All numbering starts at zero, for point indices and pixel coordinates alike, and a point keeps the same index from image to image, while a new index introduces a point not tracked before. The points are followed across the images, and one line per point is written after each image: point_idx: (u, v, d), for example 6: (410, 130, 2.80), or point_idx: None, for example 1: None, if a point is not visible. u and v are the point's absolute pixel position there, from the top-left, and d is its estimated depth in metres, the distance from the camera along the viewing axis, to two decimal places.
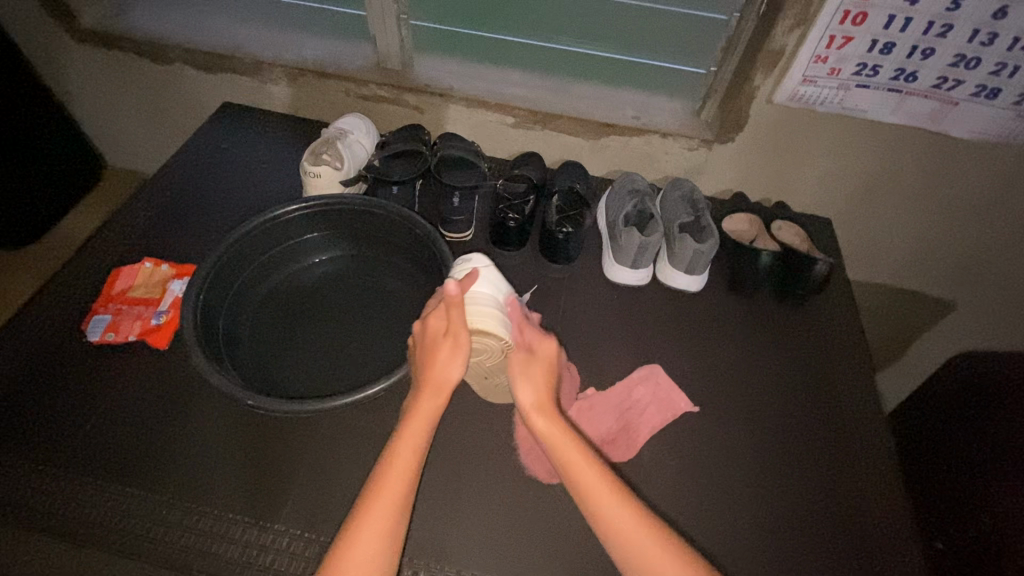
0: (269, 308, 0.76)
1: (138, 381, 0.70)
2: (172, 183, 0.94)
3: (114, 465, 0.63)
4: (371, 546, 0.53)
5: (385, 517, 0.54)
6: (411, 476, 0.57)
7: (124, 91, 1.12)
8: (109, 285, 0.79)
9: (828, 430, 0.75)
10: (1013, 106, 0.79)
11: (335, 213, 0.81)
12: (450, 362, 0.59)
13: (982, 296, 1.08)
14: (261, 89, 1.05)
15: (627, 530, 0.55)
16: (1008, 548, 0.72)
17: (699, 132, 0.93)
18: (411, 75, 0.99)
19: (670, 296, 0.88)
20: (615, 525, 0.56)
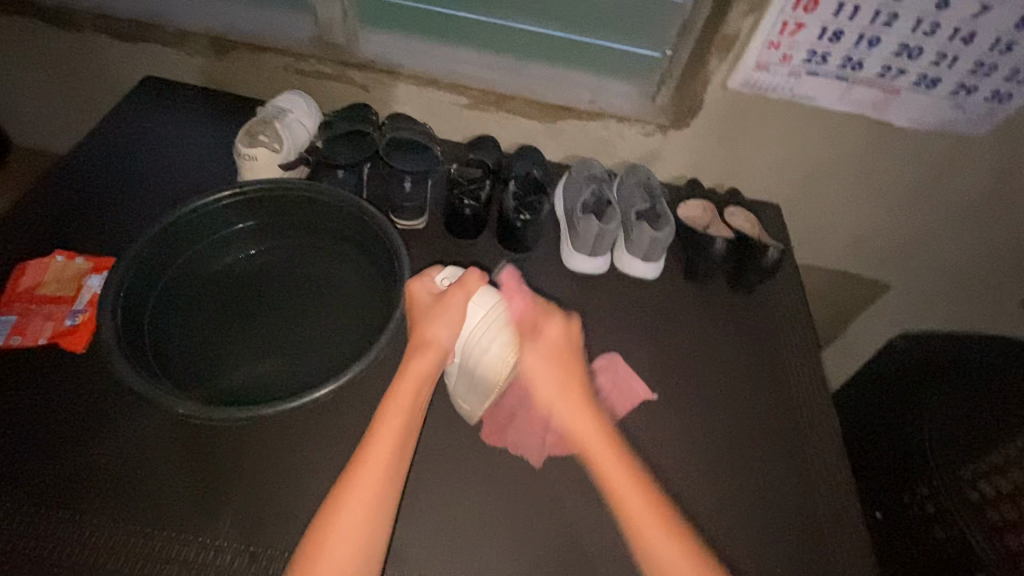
0: (203, 305, 0.70)
1: (51, 389, 0.63)
2: (85, 167, 0.84)
3: (25, 485, 0.57)
4: (359, 514, 0.52)
5: (382, 469, 0.54)
6: (399, 440, 0.56)
7: (24, 61, 0.99)
8: (12, 282, 0.70)
9: (780, 412, 0.77)
10: (950, 95, 0.83)
11: (273, 199, 0.75)
12: (447, 323, 0.62)
13: (915, 278, 1.14)
14: (187, 63, 0.96)
15: (644, 515, 0.55)
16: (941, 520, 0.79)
17: (655, 117, 0.93)
18: (355, 52, 0.93)
19: (628, 283, 0.87)
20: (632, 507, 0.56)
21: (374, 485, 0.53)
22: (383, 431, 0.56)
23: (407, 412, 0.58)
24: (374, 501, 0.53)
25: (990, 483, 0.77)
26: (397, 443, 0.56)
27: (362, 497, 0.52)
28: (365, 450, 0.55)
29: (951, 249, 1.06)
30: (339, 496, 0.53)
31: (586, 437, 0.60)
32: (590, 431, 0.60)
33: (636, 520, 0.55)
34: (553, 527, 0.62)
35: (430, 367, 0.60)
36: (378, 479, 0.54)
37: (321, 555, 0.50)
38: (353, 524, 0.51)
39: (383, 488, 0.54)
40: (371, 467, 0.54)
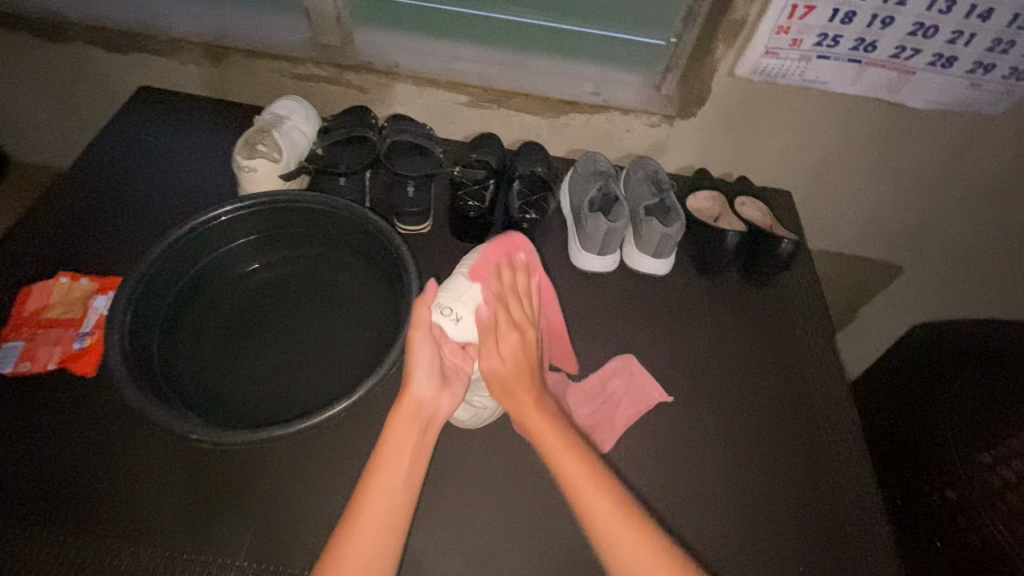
0: (210, 323, 0.69)
1: (64, 414, 0.63)
2: (84, 183, 0.83)
3: (43, 512, 0.57)
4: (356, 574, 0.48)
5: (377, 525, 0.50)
6: (396, 498, 0.51)
7: (17, 76, 0.98)
8: (18, 306, 0.69)
9: (799, 408, 0.76)
10: (967, 74, 0.80)
11: (275, 211, 0.74)
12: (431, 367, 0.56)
13: (930, 260, 1.11)
14: (181, 72, 0.94)
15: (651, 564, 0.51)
16: (975, 520, 0.75)
17: (660, 108, 0.90)
18: (352, 53, 0.91)
19: (638, 280, 0.86)
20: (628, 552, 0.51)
21: (366, 545, 0.49)
22: (374, 487, 0.51)
23: (398, 482, 0.52)
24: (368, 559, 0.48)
25: (1006, 469, 0.74)
26: (395, 496, 0.51)
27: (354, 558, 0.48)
28: (358, 511, 0.50)
29: (967, 230, 1.04)
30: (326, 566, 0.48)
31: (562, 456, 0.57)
32: (574, 468, 0.56)
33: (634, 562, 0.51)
34: (574, 534, 0.62)
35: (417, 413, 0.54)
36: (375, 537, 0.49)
37: None
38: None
39: (378, 545, 0.49)
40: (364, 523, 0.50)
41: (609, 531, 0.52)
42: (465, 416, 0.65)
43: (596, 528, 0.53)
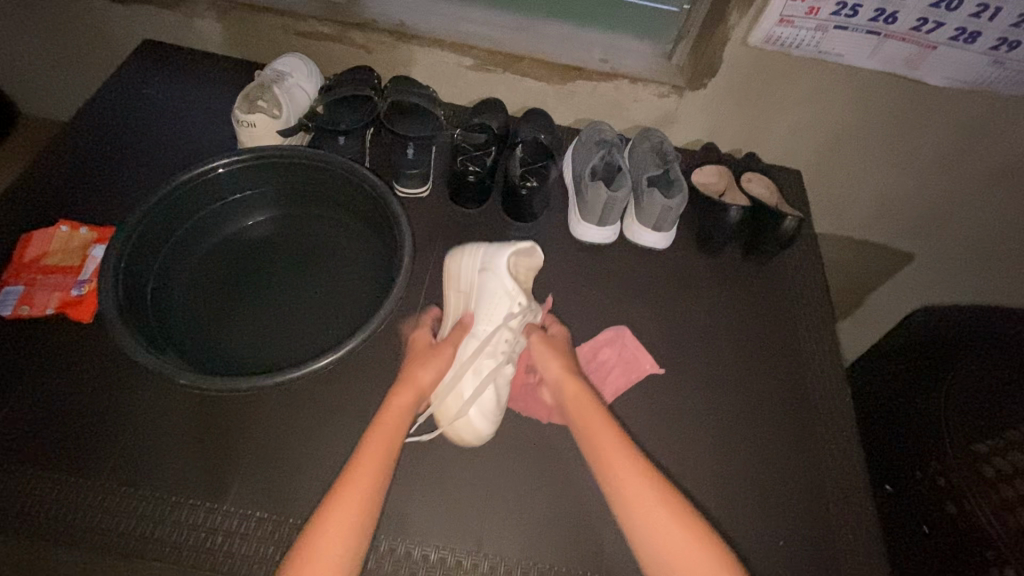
0: (205, 276, 0.70)
1: (60, 357, 0.64)
2: (85, 135, 0.83)
3: (39, 449, 0.58)
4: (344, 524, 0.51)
5: (369, 472, 0.54)
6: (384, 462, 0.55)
7: (23, 24, 0.97)
8: (19, 252, 0.70)
9: (793, 388, 0.75)
10: (991, 51, 0.77)
11: (272, 166, 0.74)
12: (430, 363, 0.63)
13: (942, 247, 1.09)
14: (185, 25, 0.92)
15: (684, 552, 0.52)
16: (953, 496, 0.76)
17: (670, 78, 0.88)
18: (357, 11, 0.89)
19: (637, 254, 0.85)
20: (664, 542, 0.53)
21: (361, 487, 0.53)
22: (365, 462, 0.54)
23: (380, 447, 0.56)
24: (360, 497, 0.52)
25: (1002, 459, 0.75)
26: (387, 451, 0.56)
27: (348, 498, 0.52)
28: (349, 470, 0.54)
29: (980, 217, 1.01)
30: (328, 504, 0.52)
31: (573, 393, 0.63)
32: (607, 440, 0.59)
33: (671, 558, 0.52)
34: (558, 494, 0.63)
35: (412, 403, 0.60)
36: (360, 507, 0.52)
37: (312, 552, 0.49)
38: (341, 524, 0.51)
39: (369, 490, 0.53)
40: (361, 469, 0.54)
41: (630, 496, 0.55)
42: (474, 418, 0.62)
43: (628, 502, 0.55)
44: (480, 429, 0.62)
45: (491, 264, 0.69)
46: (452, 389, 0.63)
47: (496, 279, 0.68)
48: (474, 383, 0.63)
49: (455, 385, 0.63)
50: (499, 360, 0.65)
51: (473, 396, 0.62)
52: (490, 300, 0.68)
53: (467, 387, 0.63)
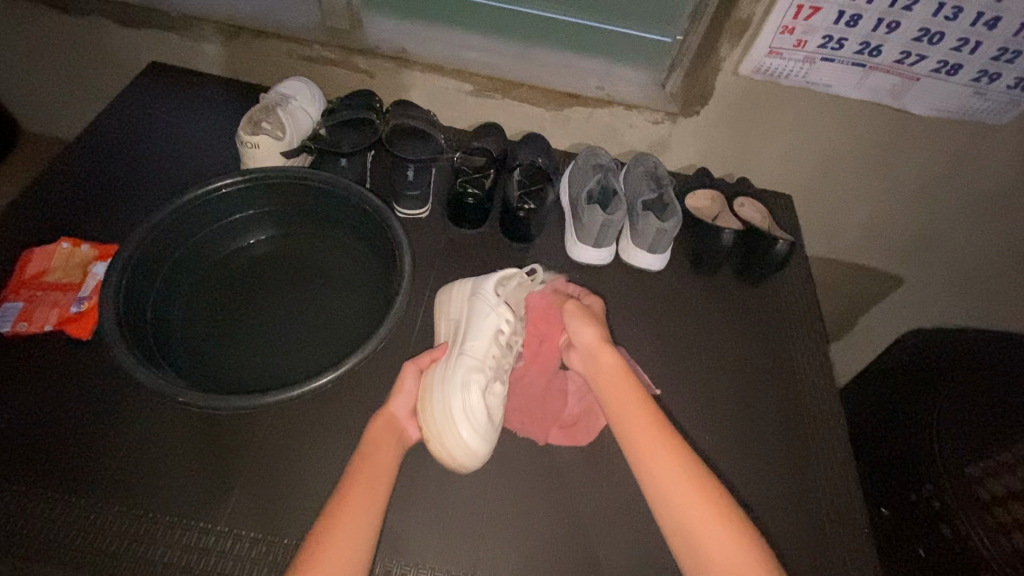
0: (205, 294, 0.71)
1: (56, 374, 0.64)
2: (90, 154, 0.84)
3: (32, 468, 0.58)
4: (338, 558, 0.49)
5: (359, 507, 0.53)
6: (375, 496, 0.54)
7: (31, 46, 0.99)
8: (19, 269, 0.71)
9: (788, 409, 0.76)
10: (972, 83, 0.80)
11: (273, 187, 0.75)
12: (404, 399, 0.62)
13: (932, 271, 1.11)
14: (192, 49, 0.95)
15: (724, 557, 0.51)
16: (950, 515, 0.76)
17: (664, 105, 0.90)
18: (360, 37, 0.91)
19: (633, 276, 0.86)
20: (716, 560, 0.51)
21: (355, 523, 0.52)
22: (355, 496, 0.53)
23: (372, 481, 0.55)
24: (358, 530, 0.51)
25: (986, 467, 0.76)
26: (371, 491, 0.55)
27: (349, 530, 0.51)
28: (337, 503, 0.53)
29: (967, 241, 1.04)
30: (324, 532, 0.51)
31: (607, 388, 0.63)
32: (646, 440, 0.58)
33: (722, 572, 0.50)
34: (554, 515, 0.63)
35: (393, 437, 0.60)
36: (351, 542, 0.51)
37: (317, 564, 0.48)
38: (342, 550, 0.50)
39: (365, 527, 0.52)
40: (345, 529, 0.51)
41: (681, 510, 0.54)
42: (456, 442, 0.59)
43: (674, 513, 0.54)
44: (468, 446, 0.59)
45: (481, 290, 0.68)
46: (439, 409, 0.59)
47: (487, 304, 0.66)
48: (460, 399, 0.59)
49: (444, 401, 0.59)
50: (485, 377, 0.62)
51: (460, 411, 0.59)
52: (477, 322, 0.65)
53: (457, 404, 0.59)
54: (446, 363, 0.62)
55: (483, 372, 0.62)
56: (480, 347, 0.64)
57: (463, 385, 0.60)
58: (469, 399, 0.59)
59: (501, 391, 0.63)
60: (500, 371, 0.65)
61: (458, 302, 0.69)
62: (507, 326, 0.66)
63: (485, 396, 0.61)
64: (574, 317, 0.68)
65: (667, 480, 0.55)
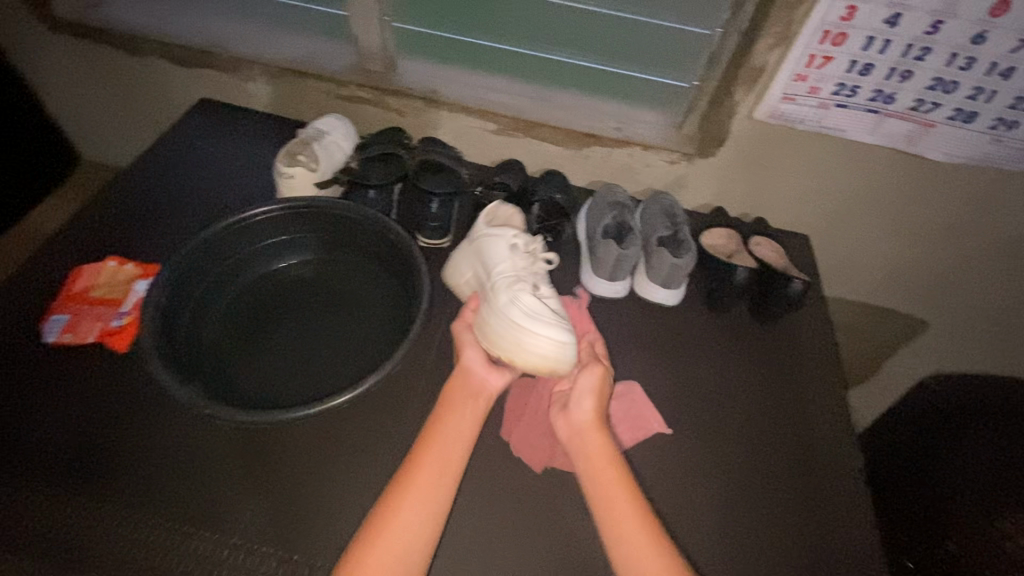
0: (238, 313, 0.75)
1: (94, 385, 0.68)
2: (140, 180, 0.91)
3: (65, 473, 0.61)
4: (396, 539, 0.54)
5: (422, 500, 0.56)
6: (443, 470, 0.58)
7: (95, 82, 1.09)
8: (69, 284, 0.76)
9: (801, 450, 0.75)
10: (989, 130, 0.80)
11: (306, 215, 0.80)
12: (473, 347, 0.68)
13: (957, 316, 1.08)
14: (239, 87, 1.02)
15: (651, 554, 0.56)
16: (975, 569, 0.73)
17: (680, 146, 0.93)
18: (393, 78, 0.97)
19: (647, 310, 0.87)
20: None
21: (419, 509, 0.56)
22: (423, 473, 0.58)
23: (445, 456, 0.59)
24: (421, 518, 0.55)
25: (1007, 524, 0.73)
26: (441, 472, 0.58)
27: (412, 513, 0.55)
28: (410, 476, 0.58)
29: (992, 287, 1.02)
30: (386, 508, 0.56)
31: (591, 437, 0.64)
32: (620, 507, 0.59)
33: None
34: (560, 546, 0.62)
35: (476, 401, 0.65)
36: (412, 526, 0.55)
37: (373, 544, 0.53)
38: (397, 537, 0.54)
39: (425, 518, 0.56)
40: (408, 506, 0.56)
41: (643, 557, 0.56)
42: (539, 344, 0.64)
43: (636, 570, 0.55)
44: (549, 346, 0.64)
45: (477, 239, 0.74)
46: (507, 332, 0.65)
47: (492, 234, 0.73)
48: (520, 309, 0.65)
49: (505, 322, 0.65)
50: (528, 283, 0.68)
51: (524, 316, 0.65)
52: (492, 254, 0.71)
53: (514, 314, 0.65)
54: (486, 297, 0.69)
55: (520, 280, 0.68)
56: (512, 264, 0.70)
57: (513, 302, 0.66)
58: (523, 302, 0.66)
59: (549, 292, 0.69)
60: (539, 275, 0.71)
61: (465, 262, 0.76)
62: (516, 238, 0.72)
63: (537, 298, 0.67)
64: (588, 386, 0.67)
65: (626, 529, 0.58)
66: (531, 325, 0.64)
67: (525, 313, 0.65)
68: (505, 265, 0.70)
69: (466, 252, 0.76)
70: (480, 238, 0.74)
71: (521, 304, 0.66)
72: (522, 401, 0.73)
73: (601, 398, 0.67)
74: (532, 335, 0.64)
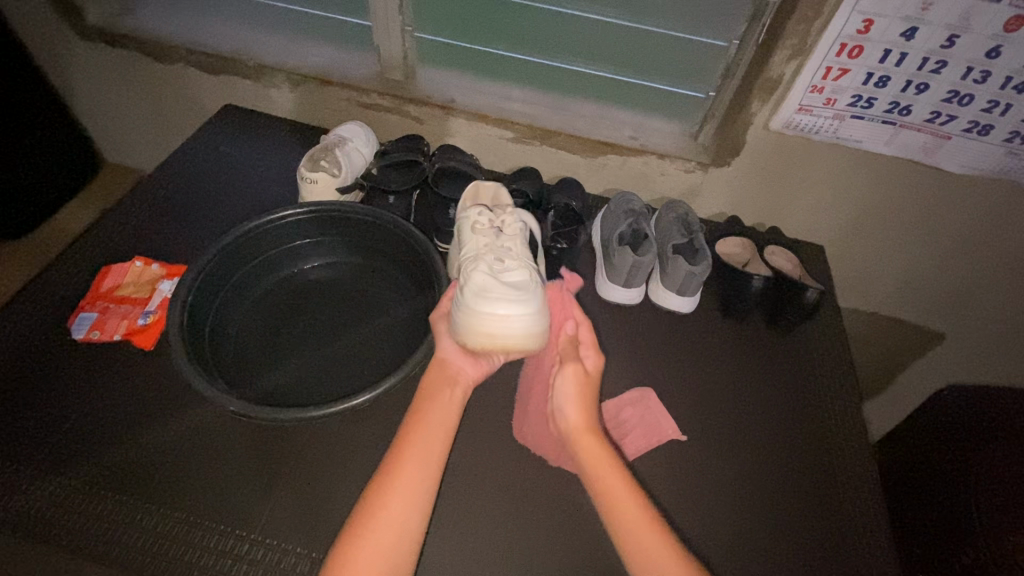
0: (261, 313, 0.77)
1: (120, 381, 0.70)
2: (166, 183, 0.93)
3: (91, 466, 0.63)
4: (380, 541, 0.53)
5: (404, 503, 0.55)
6: (421, 467, 0.57)
7: (123, 87, 1.12)
8: (97, 283, 0.78)
9: (815, 458, 0.75)
10: (1005, 143, 0.80)
11: (328, 219, 0.81)
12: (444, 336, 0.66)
13: (973, 328, 1.08)
14: (264, 93, 1.05)
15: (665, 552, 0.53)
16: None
17: (695, 155, 0.94)
18: (413, 86, 0.99)
19: (662, 317, 0.88)
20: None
21: (398, 509, 0.54)
22: (401, 474, 0.56)
23: (424, 452, 0.58)
24: (400, 517, 0.54)
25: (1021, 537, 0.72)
26: (419, 469, 0.57)
27: (392, 513, 0.54)
28: (387, 478, 0.56)
29: (1008, 300, 1.01)
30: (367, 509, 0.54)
31: (580, 439, 0.62)
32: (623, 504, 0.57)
33: None
34: (575, 551, 0.63)
35: (450, 393, 0.63)
36: (394, 524, 0.53)
37: (357, 546, 0.52)
38: (379, 540, 0.53)
39: (406, 514, 0.54)
40: (387, 506, 0.54)
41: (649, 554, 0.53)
42: (495, 319, 0.61)
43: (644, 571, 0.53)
44: (500, 325, 0.61)
45: (454, 222, 0.74)
46: (463, 314, 0.62)
47: (463, 215, 0.73)
48: (474, 288, 0.62)
49: (462, 308, 0.62)
50: (488, 260, 0.65)
51: (478, 295, 0.62)
52: (463, 236, 0.71)
53: (468, 297, 0.62)
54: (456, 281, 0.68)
55: (480, 259, 0.66)
56: (477, 245, 0.68)
57: (467, 284, 0.63)
58: (478, 282, 0.63)
59: (514, 264, 0.66)
60: (504, 250, 0.67)
61: (450, 247, 0.76)
62: (481, 217, 0.71)
63: (495, 275, 0.64)
64: (569, 391, 0.64)
65: (633, 532, 0.55)
66: (486, 301, 0.61)
67: (479, 293, 0.62)
68: (470, 245, 0.69)
69: (449, 237, 0.76)
70: (455, 220, 0.74)
71: (474, 284, 0.63)
72: (517, 399, 0.74)
73: (585, 396, 0.64)
74: (483, 315, 0.61)
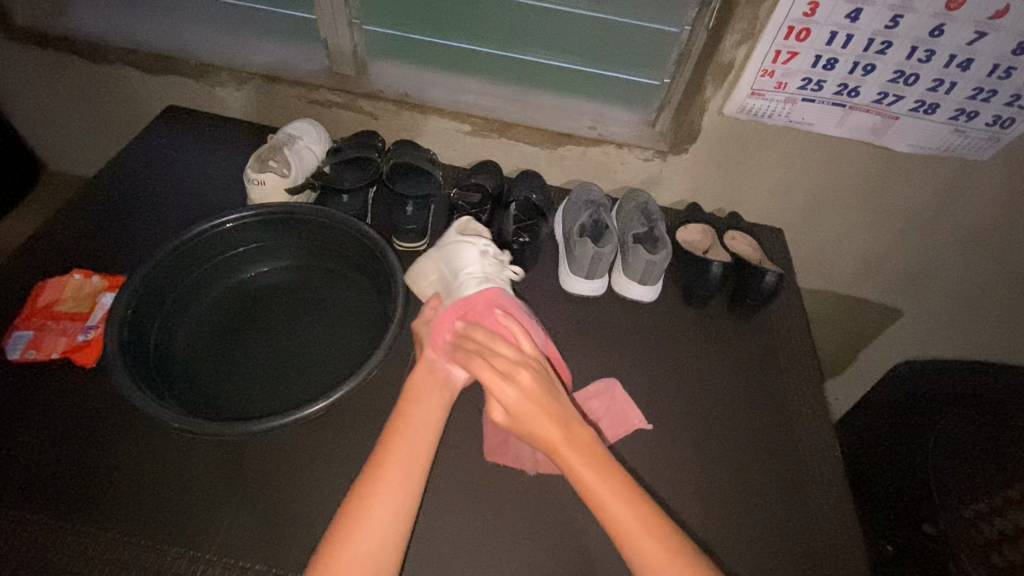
0: (209, 323, 0.74)
1: (59, 402, 0.66)
2: (106, 190, 0.89)
3: (29, 492, 0.59)
4: (364, 547, 0.52)
5: (390, 506, 0.54)
6: (407, 471, 0.56)
7: (58, 91, 1.06)
8: (32, 299, 0.74)
9: (780, 439, 0.76)
10: (951, 120, 0.82)
11: (277, 222, 0.78)
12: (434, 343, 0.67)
13: (928, 303, 1.11)
14: (209, 93, 1.01)
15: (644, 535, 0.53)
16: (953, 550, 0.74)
17: (653, 143, 0.94)
18: (365, 82, 0.97)
19: (626, 306, 0.87)
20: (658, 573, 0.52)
21: (382, 516, 0.53)
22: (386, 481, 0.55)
23: (410, 456, 0.58)
24: (383, 526, 0.53)
25: None
26: (404, 477, 0.56)
27: (377, 520, 0.53)
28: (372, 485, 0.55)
29: (960, 274, 1.04)
30: (353, 512, 0.53)
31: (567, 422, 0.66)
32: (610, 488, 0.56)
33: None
34: (543, 546, 0.62)
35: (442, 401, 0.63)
36: (378, 533, 0.53)
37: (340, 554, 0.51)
38: (363, 546, 0.52)
39: (393, 519, 0.54)
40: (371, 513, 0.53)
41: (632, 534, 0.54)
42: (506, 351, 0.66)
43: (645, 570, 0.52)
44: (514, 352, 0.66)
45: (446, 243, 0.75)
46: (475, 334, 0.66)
47: (465, 240, 0.75)
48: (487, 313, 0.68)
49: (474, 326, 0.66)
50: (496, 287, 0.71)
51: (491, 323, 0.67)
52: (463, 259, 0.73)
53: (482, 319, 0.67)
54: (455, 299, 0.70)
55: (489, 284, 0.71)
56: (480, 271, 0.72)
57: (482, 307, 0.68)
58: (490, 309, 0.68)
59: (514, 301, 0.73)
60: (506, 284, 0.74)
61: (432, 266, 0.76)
62: (486, 246, 0.75)
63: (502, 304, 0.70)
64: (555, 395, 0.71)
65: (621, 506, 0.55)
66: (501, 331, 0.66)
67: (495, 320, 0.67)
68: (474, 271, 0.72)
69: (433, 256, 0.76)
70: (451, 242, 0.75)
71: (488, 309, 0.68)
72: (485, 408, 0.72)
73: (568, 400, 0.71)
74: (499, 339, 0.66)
